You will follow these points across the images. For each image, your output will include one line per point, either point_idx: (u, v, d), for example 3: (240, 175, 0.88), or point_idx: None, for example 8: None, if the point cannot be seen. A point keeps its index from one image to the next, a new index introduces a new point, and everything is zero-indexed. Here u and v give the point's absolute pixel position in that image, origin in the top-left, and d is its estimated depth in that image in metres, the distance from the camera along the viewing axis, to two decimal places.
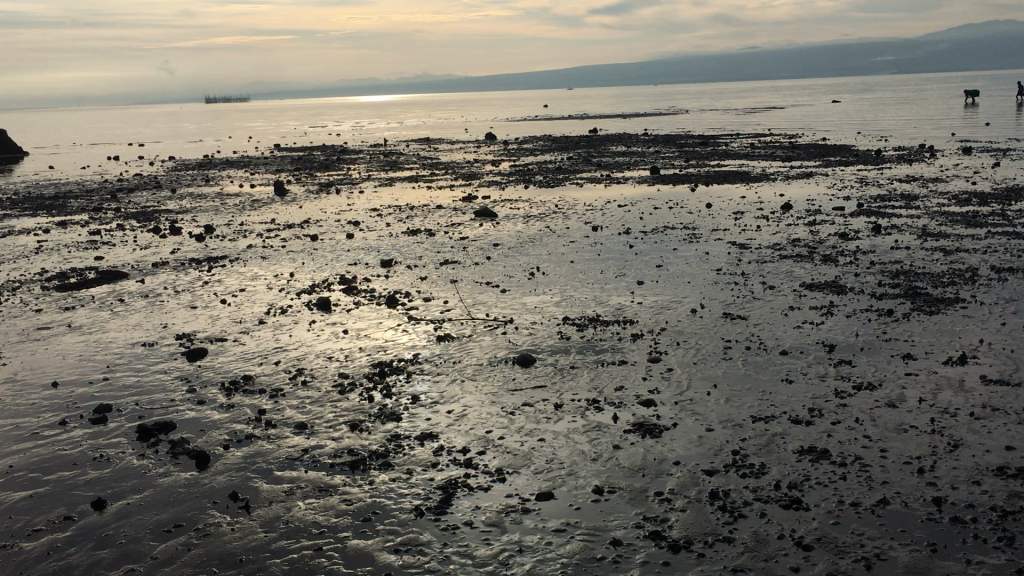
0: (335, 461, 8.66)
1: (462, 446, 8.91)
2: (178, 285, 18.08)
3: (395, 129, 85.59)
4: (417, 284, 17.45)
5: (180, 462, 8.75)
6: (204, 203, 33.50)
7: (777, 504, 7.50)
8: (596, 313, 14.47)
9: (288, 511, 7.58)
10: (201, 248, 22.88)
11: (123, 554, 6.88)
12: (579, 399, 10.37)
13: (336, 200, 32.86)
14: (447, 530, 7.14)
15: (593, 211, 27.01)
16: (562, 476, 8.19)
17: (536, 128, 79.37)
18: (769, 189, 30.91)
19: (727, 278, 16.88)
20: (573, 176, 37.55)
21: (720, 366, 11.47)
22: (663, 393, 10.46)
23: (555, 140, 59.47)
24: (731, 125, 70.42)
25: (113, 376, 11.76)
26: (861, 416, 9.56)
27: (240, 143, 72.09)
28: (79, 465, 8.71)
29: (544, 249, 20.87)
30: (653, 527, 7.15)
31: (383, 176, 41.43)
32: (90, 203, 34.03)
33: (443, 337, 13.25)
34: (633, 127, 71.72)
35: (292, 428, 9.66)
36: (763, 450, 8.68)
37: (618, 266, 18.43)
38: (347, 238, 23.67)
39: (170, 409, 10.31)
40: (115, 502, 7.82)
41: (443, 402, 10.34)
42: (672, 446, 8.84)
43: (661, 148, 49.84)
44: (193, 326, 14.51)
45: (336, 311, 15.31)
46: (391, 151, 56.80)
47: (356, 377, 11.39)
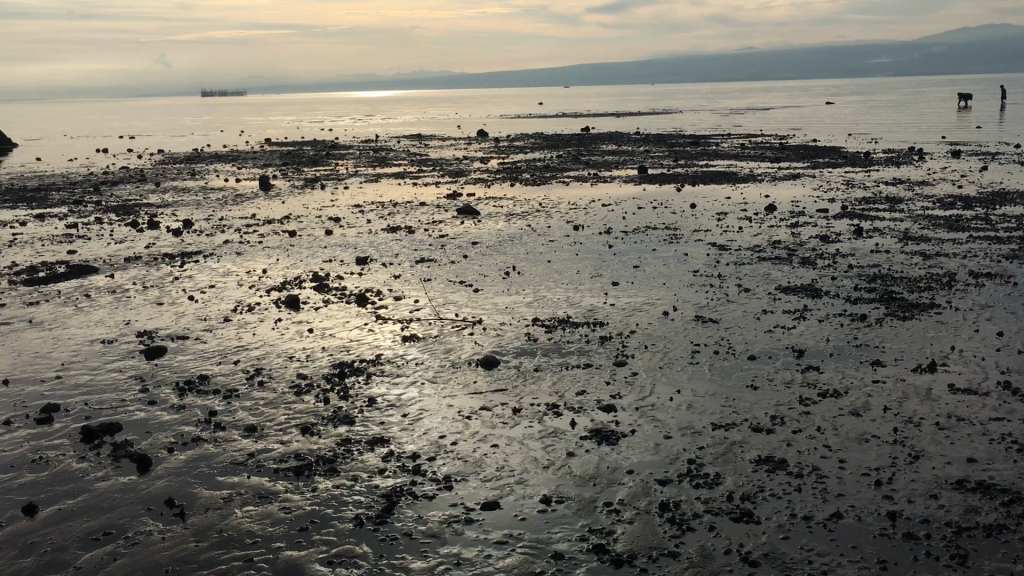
0: (280, 466, 8.42)
1: (412, 452, 8.67)
2: (148, 281, 17.80)
3: (386, 125, 85.58)
4: (391, 282, 17.21)
5: (121, 465, 8.50)
6: (187, 196, 33.25)
7: (728, 516, 7.28)
8: (567, 314, 14.24)
9: (225, 519, 7.34)
10: (176, 243, 22.61)
11: (45, 564, 6.63)
12: (538, 403, 10.15)
13: (319, 196, 32.58)
14: (385, 542, 6.92)
15: (577, 210, 26.79)
16: (511, 484, 7.96)
17: (529, 124, 79.09)
18: (755, 189, 30.76)
19: (702, 280, 16.65)
20: (561, 174, 37.32)
21: (686, 371, 11.25)
22: (625, 398, 10.24)
23: (546, 138, 59.18)
24: (722, 125, 70.32)
25: (66, 374, 11.49)
26: (823, 424, 9.36)
27: (231, 137, 71.76)
28: (15, 468, 8.44)
29: (522, 248, 20.66)
30: (597, 539, 6.93)
31: (370, 172, 41.16)
32: (71, 195, 33.72)
33: (409, 337, 13.03)
34: (626, 126, 71.54)
35: (241, 430, 9.41)
36: (719, 460, 8.45)
37: (595, 267, 18.19)
38: (325, 234, 23.40)
39: (118, 410, 10.05)
40: (48, 507, 7.57)
41: (399, 405, 10.10)
42: (627, 453, 8.63)
43: (650, 147, 49.68)
44: (156, 323, 14.27)
45: (303, 309, 15.06)
46: (381, 147, 56.57)
47: (314, 379, 11.14)
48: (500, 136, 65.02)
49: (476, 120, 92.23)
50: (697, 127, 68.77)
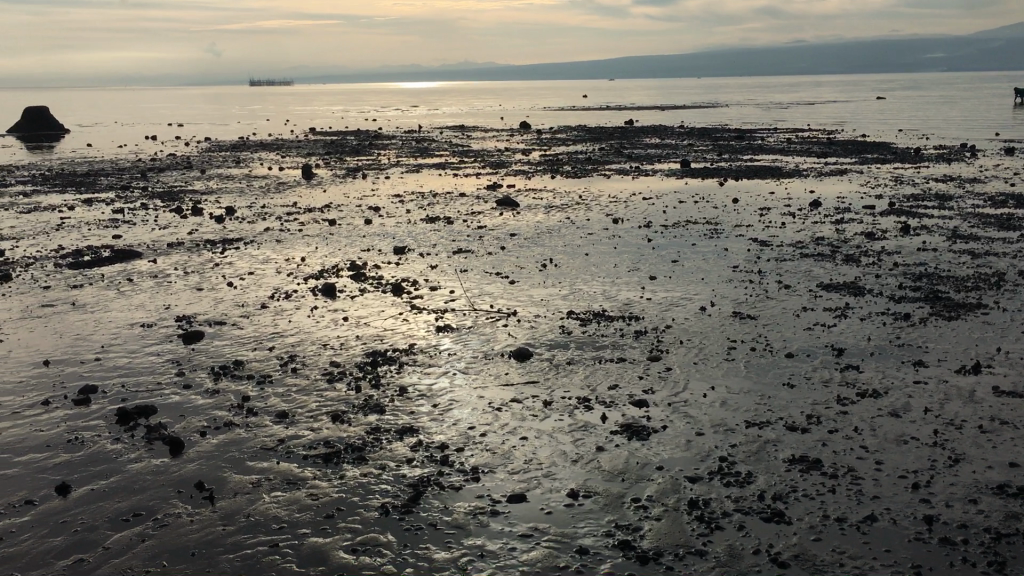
0: (309, 452, 8.45)
1: (441, 442, 8.65)
2: (189, 266, 18.01)
3: (430, 117, 85.68)
4: (427, 272, 17.22)
5: (154, 447, 8.58)
6: (231, 184, 33.58)
7: (758, 516, 7.16)
8: (603, 308, 14.12)
9: (252, 503, 7.38)
10: (218, 229, 22.86)
11: (75, 543, 6.71)
12: (569, 396, 10.07)
13: (360, 186, 32.75)
14: (410, 531, 6.90)
15: (617, 203, 26.62)
16: (539, 477, 7.89)
17: (572, 117, 78.77)
18: (800, 185, 30.31)
19: (742, 276, 16.41)
20: (602, 167, 37.09)
21: (722, 367, 11.10)
22: (657, 393, 10.12)
23: (589, 131, 58.87)
24: (768, 119, 69.45)
25: (105, 356, 11.64)
26: (860, 425, 9.16)
27: (276, 126, 72.43)
28: (51, 448, 8.55)
29: (560, 241, 20.56)
30: (623, 536, 6.84)
31: (411, 162, 41.28)
32: (118, 181, 34.23)
33: (443, 327, 13.02)
34: (670, 119, 70.93)
35: (273, 416, 9.47)
36: (752, 458, 8.31)
37: (633, 260, 18.02)
38: (364, 224, 23.48)
39: (153, 394, 10.15)
40: (81, 487, 7.66)
41: (431, 395, 10.09)
42: (658, 449, 8.52)
43: (694, 141, 49.18)
44: (195, 308, 14.41)
45: (339, 297, 15.11)
46: (424, 138, 56.67)
47: (347, 367, 11.17)
48: (544, 128, 64.82)
49: (519, 112, 91.93)
50: (743, 121, 68.00)
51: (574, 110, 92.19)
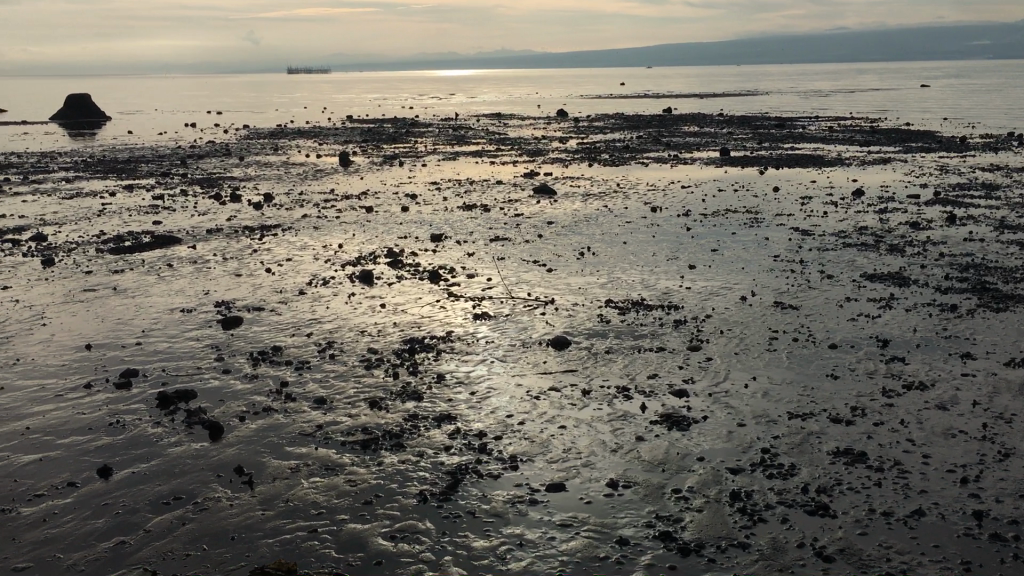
0: (347, 439, 8.44)
1: (479, 430, 8.59)
2: (228, 253, 18.12)
3: (467, 104, 85.60)
4: (464, 260, 17.17)
5: (194, 432, 8.63)
6: (269, 171, 33.78)
7: (802, 509, 7.02)
8: (641, 297, 13.98)
9: (291, 489, 7.38)
10: (257, 216, 22.99)
11: (117, 525, 6.75)
12: (608, 386, 9.97)
13: (397, 173, 32.79)
14: (448, 519, 6.86)
15: (655, 191, 26.38)
16: (578, 466, 7.81)
17: (609, 105, 78.29)
18: (842, 174, 29.81)
19: (784, 266, 16.16)
20: (640, 155, 36.79)
21: (763, 357, 10.92)
22: (698, 383, 9.98)
23: (626, 119, 58.42)
24: (808, 107, 68.47)
25: (146, 341, 11.74)
26: (907, 418, 8.96)
27: (314, 114, 72.84)
28: (93, 430, 8.62)
29: (598, 229, 20.41)
30: (664, 527, 6.75)
31: (448, 150, 41.26)
32: (159, 168, 34.60)
33: (481, 315, 12.97)
34: (708, 108, 70.23)
35: (311, 402, 9.47)
36: (795, 450, 8.16)
37: (672, 249, 17.82)
38: (401, 211, 23.48)
39: (193, 378, 10.21)
40: (122, 470, 7.72)
41: (468, 383, 10.04)
42: (699, 440, 8.40)
43: (734, 129, 48.60)
44: (234, 294, 14.50)
45: (377, 284, 15.12)
46: (461, 125, 56.62)
47: (384, 353, 11.16)
48: (581, 116, 64.49)
49: (556, 100, 91.47)
50: (782, 109, 67.09)
51: (612, 98, 91.57)
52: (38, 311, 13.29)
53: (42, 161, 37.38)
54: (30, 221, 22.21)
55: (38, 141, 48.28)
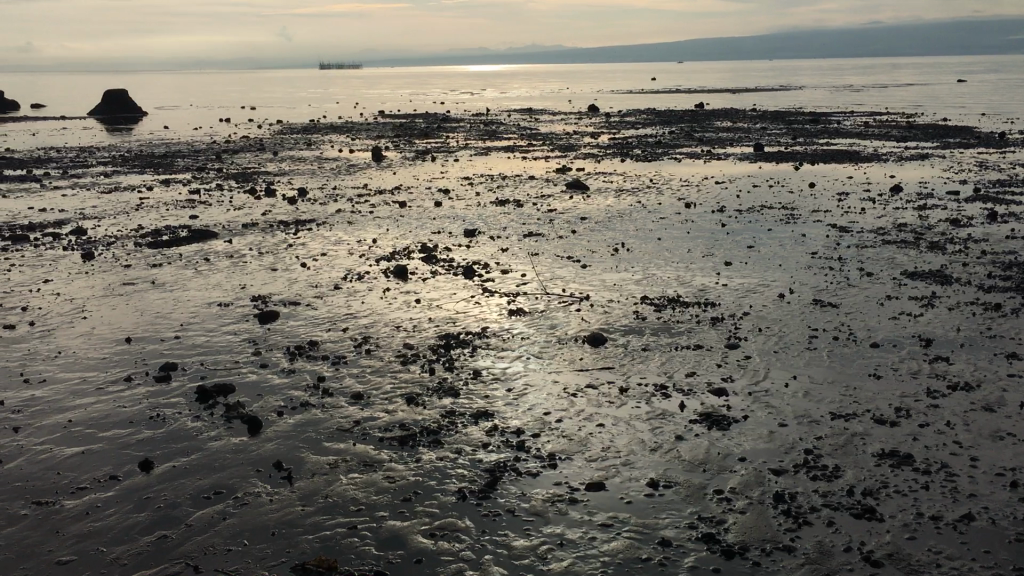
0: (385, 435, 8.43)
1: (518, 428, 8.54)
2: (263, 247, 18.20)
3: (499, 99, 85.60)
4: (498, 255, 17.12)
5: (233, 426, 8.65)
6: (303, 166, 33.93)
7: (848, 512, 6.91)
8: (678, 293, 13.85)
9: (330, 484, 7.38)
10: (291, 211, 23.09)
11: (159, 519, 6.78)
12: (646, 384, 9.87)
13: (430, 168, 32.82)
14: (487, 518, 6.82)
15: (689, 187, 26.16)
16: (618, 465, 7.74)
17: (640, 100, 78.01)
18: (879, 169, 29.40)
19: (822, 263, 15.94)
20: (674, 151, 36.52)
21: (803, 356, 10.78)
22: (737, 382, 9.86)
23: (659, 114, 58.07)
24: (843, 102, 67.60)
25: (184, 335, 11.81)
26: (952, 419, 8.79)
27: (346, 109, 73.17)
28: (134, 424, 8.68)
29: (632, 225, 20.28)
30: (707, 528, 6.66)
31: (480, 145, 41.22)
32: (195, 162, 34.88)
33: (516, 311, 12.91)
34: (740, 102, 69.67)
35: (348, 397, 9.47)
36: (839, 452, 8.03)
37: (707, 246, 17.65)
38: (434, 206, 23.47)
39: (231, 372, 10.26)
40: (163, 463, 7.75)
41: (505, 379, 10.00)
42: (740, 440, 8.29)
43: (768, 125, 48.09)
44: (270, 288, 14.56)
45: (411, 279, 15.11)
46: (492, 120, 56.52)
47: (420, 349, 11.14)
48: (612, 111, 64.17)
49: (587, 95, 90.98)
50: (817, 104, 66.25)
51: (644, 93, 91.00)
52: (78, 305, 13.42)
53: (80, 155, 37.83)
54: (69, 215, 22.47)
55: (76, 136, 48.90)
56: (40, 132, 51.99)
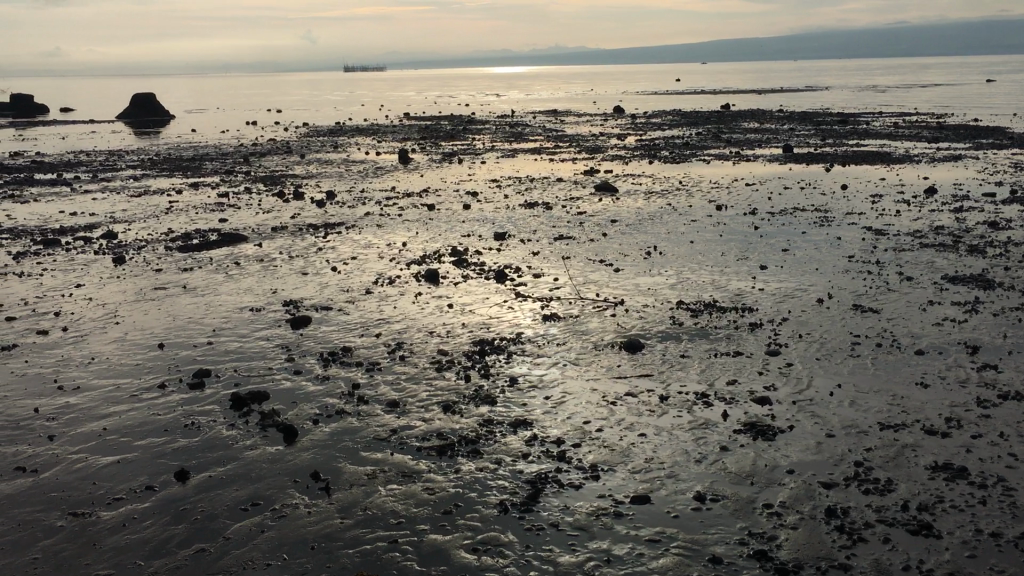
0: (423, 444, 8.27)
1: (558, 437, 8.36)
2: (293, 251, 18.14)
3: (523, 100, 85.52)
4: (529, 259, 16.95)
5: (268, 435, 8.52)
6: (330, 168, 33.92)
7: (904, 528, 6.68)
8: (714, 298, 13.61)
9: (369, 496, 7.23)
10: (320, 214, 23.05)
11: (197, 532, 6.67)
12: (687, 392, 9.66)
13: (457, 170, 32.73)
14: (531, 532, 6.64)
15: (719, 189, 25.86)
16: (662, 477, 7.54)
17: (665, 101, 77.67)
18: (912, 171, 28.97)
19: (859, 267, 15.63)
20: (702, 152, 36.17)
21: (847, 363, 10.52)
22: (781, 391, 9.62)
23: (685, 115, 57.71)
24: (872, 103, 66.91)
25: (216, 340, 11.73)
26: (1006, 430, 8.52)
27: (372, 111, 73.40)
28: (168, 432, 8.58)
29: (663, 227, 20.05)
30: (758, 545, 6.45)
31: (506, 147, 41.10)
32: (223, 165, 34.99)
33: (550, 316, 12.73)
34: (766, 103, 69.25)
35: (383, 405, 9.33)
36: (890, 464, 7.79)
37: (741, 249, 17.38)
38: (463, 209, 23.34)
39: (264, 379, 10.14)
40: (199, 473, 7.64)
41: (542, 387, 9.82)
42: (787, 451, 8.07)
43: (796, 125, 47.69)
44: (302, 292, 14.48)
45: (443, 283, 14.97)
46: (517, 122, 56.43)
47: (455, 355, 10.99)
48: (638, 112, 63.95)
49: (612, 97, 90.74)
50: (845, 104, 65.57)
51: (669, 93, 90.64)
52: (110, 310, 13.38)
53: (109, 158, 38.10)
54: (100, 218, 22.56)
55: (105, 139, 49.29)
56: (71, 135, 52.49)
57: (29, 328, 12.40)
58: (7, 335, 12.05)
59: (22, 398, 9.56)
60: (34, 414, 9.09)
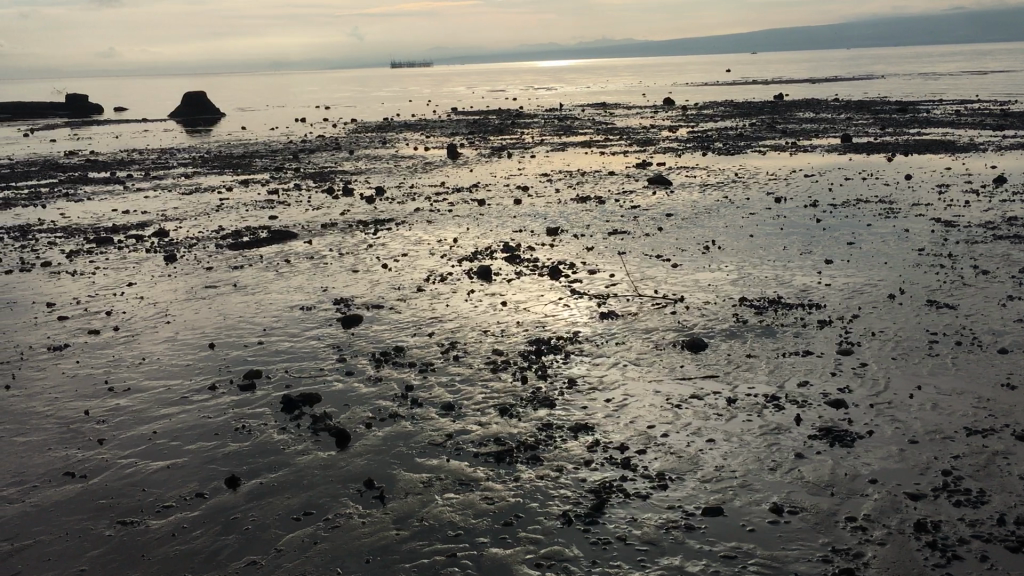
0: (480, 450, 7.92)
1: (621, 443, 7.95)
2: (343, 248, 17.92)
3: (571, 94, 84.80)
4: (583, 254, 16.52)
5: (320, 440, 8.24)
6: (379, 165, 33.75)
7: (1002, 545, 6.15)
8: (778, 294, 13.05)
9: (425, 506, 6.90)
10: (370, 210, 22.84)
11: (248, 543, 6.39)
12: (755, 394, 9.17)
13: (507, 165, 32.35)
14: (597, 545, 6.25)
15: (777, 181, 25.12)
16: (735, 487, 7.10)
17: (715, 93, 76.46)
18: (978, 160, 27.89)
19: (930, 261, 14.93)
20: (757, 143, 35.28)
21: (925, 363, 9.94)
22: (857, 393, 9.08)
23: (738, 106, 56.65)
24: (932, 90, 65.01)
25: (267, 340, 11.51)
26: None
27: (420, 106, 73.33)
28: (219, 436, 8.34)
29: (720, 221, 19.46)
30: (843, 563, 5.99)
31: (556, 141, 40.61)
32: (273, 163, 35.02)
33: (607, 314, 12.29)
34: (821, 92, 67.76)
35: (438, 408, 9.00)
36: (981, 473, 7.24)
37: (803, 243, 16.76)
38: (514, 204, 22.94)
39: (316, 381, 9.88)
40: (250, 480, 7.38)
41: (602, 389, 9.41)
42: (867, 459, 7.56)
43: (852, 115, 46.50)
44: (352, 290, 14.24)
45: (495, 280, 14.62)
46: (566, 116, 55.82)
47: (510, 355, 10.61)
48: (689, 104, 62.92)
49: (662, 88, 89.61)
50: (904, 93, 63.79)
51: (719, 85, 89.37)
52: (161, 308, 13.25)
53: (162, 157, 38.42)
54: (152, 217, 22.60)
55: (157, 138, 49.76)
56: (126, 134, 53.17)
57: (81, 328, 12.30)
58: (59, 335, 11.96)
59: (72, 400, 9.40)
60: (84, 416, 8.92)
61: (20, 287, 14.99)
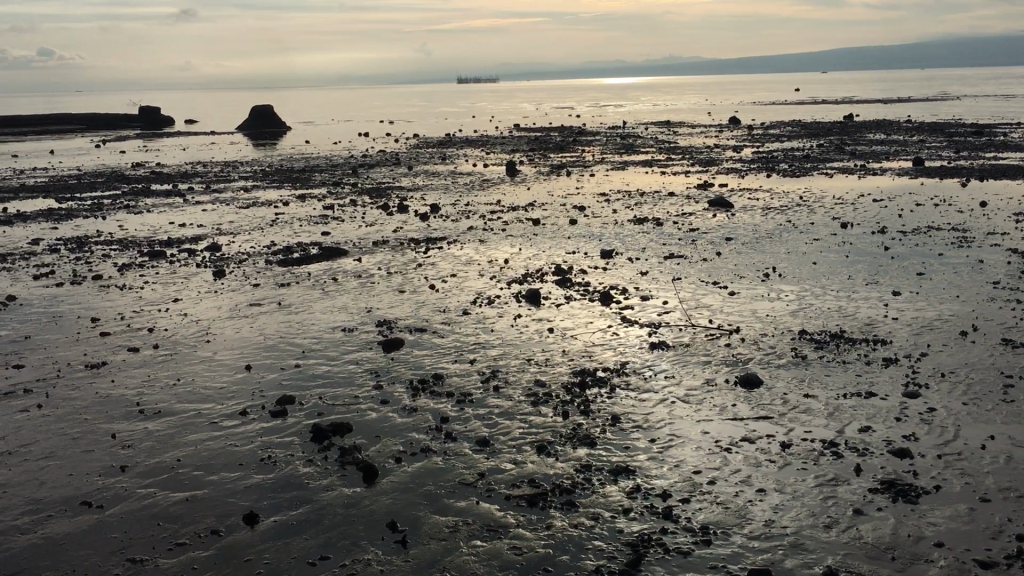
0: (512, 492, 7.47)
1: (663, 489, 7.43)
2: (392, 267, 17.64)
3: (634, 112, 84.08)
4: (636, 279, 15.97)
5: (347, 475, 7.86)
6: (436, 181, 33.55)
7: None
8: (842, 328, 12.34)
9: (448, 553, 6.48)
10: (423, 228, 22.58)
11: None
12: (812, 439, 8.54)
13: (566, 183, 31.90)
14: None
15: (843, 205, 24.21)
16: (786, 546, 6.52)
17: (783, 112, 74.96)
18: None
19: (1005, 295, 14.06)
20: (824, 165, 34.23)
21: (1000, 409, 9.19)
22: (923, 441, 8.40)
23: (807, 126, 55.37)
24: (1011, 113, 62.69)
25: (305, 363, 11.22)
26: None
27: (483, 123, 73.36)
28: (243, 467, 8.02)
29: (782, 246, 18.74)
30: None
31: (617, 159, 40.03)
32: (332, 177, 35.09)
33: (657, 345, 11.74)
34: (893, 113, 65.99)
35: (473, 443, 8.57)
36: None
37: (869, 272, 15.97)
38: (569, 224, 22.45)
39: (349, 409, 9.52)
40: (269, 517, 7.03)
41: (647, 427, 8.88)
42: (934, 518, 6.92)
43: (925, 137, 44.98)
44: (397, 312, 13.93)
45: (544, 305, 14.18)
46: (628, 134, 55.16)
47: (553, 387, 10.14)
48: (755, 124, 61.72)
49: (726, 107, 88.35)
50: (980, 115, 61.69)
51: (785, 104, 87.91)
52: (204, 327, 13.09)
53: (225, 170, 38.88)
54: (207, 230, 22.70)
55: (223, 151, 50.48)
56: (193, 147, 54.03)
57: (122, 345, 12.19)
58: (99, 352, 11.85)
59: (101, 422, 9.21)
60: (111, 441, 8.70)
61: (69, 300, 15.02)
